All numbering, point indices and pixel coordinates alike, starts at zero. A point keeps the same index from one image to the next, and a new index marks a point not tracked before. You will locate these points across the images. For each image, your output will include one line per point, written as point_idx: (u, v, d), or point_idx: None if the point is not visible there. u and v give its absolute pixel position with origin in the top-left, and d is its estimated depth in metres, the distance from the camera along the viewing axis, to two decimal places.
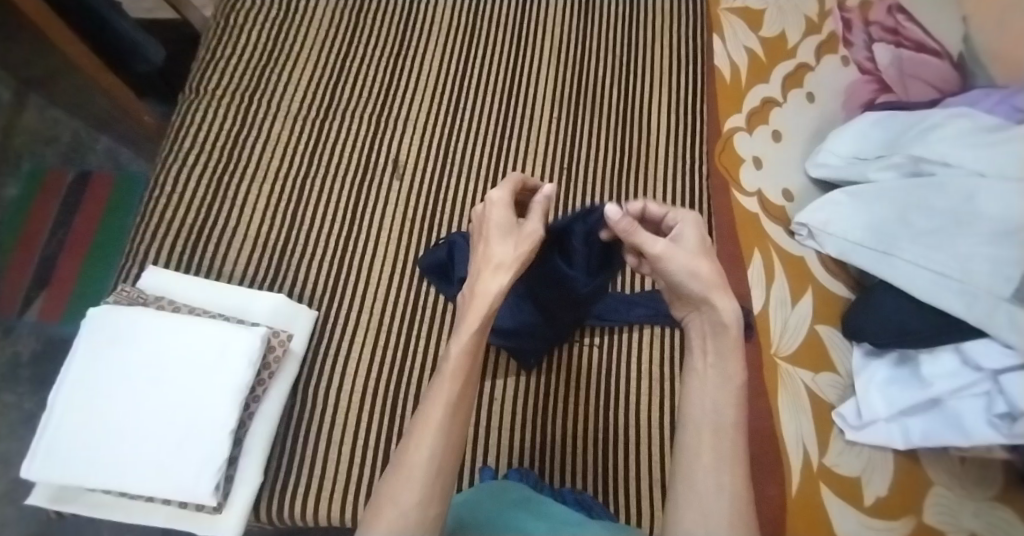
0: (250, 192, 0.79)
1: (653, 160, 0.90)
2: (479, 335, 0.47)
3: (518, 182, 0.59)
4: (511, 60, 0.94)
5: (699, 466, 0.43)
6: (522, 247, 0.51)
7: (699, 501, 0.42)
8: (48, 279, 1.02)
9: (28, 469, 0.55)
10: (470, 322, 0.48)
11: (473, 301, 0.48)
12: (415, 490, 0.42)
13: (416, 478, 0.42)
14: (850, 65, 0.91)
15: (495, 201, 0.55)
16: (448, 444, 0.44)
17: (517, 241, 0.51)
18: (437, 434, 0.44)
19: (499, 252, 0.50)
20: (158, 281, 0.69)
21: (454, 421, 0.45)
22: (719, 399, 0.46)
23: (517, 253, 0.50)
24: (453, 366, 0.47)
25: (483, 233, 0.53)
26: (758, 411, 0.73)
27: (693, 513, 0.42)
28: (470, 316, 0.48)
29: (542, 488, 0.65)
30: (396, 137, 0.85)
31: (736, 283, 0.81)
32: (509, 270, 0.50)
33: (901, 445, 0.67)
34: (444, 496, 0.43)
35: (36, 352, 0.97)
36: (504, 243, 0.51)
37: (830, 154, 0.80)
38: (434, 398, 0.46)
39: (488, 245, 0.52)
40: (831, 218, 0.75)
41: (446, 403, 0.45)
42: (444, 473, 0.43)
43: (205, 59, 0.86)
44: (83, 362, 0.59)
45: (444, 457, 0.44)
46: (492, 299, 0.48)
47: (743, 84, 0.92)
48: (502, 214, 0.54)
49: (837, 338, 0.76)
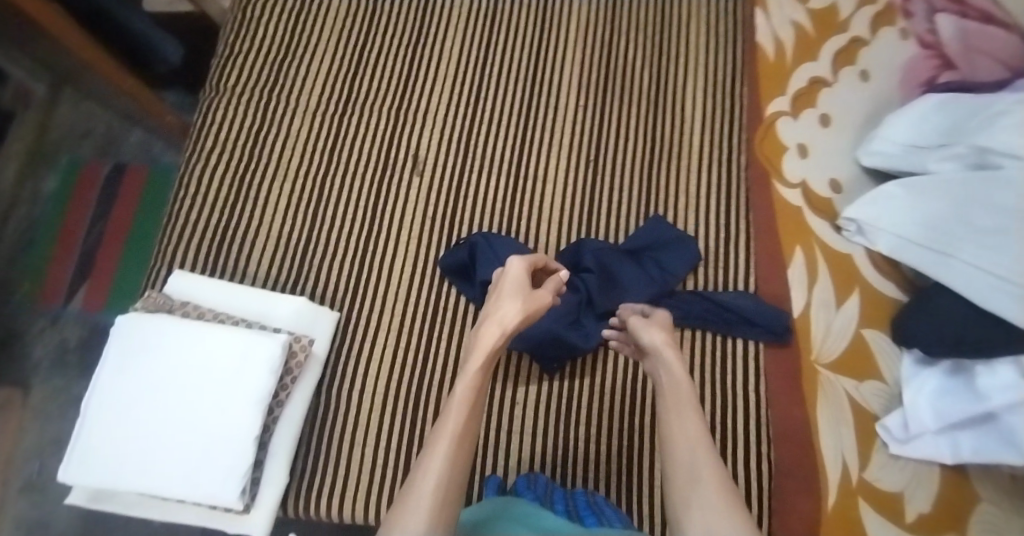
0: (271, 191, 0.78)
1: (690, 147, 0.83)
2: (482, 377, 0.49)
3: (543, 260, 0.63)
4: (534, 44, 0.88)
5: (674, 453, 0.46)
6: (530, 307, 0.54)
7: (685, 478, 0.43)
8: (91, 269, 1.05)
9: (66, 472, 0.57)
10: (475, 361, 0.50)
11: (476, 347, 0.51)
12: (422, 517, 0.38)
13: (425, 500, 0.40)
14: (909, 37, 0.84)
15: (513, 264, 0.58)
16: (454, 470, 0.43)
17: (524, 302, 0.54)
18: (441, 460, 0.43)
19: (506, 306, 0.53)
20: (184, 286, 0.69)
21: (459, 450, 0.44)
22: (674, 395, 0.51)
23: (523, 312, 0.53)
24: (458, 402, 0.47)
25: (496, 288, 0.57)
26: (794, 421, 0.70)
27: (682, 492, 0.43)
28: (475, 358, 0.50)
29: (551, 496, 0.60)
30: (416, 131, 0.82)
31: (773, 283, 0.76)
32: (513, 324, 0.52)
33: (950, 459, 0.65)
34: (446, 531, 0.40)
35: (83, 339, 1.01)
36: (513, 300, 0.54)
37: (885, 141, 0.76)
38: (440, 431, 0.46)
39: (499, 299, 0.55)
40: (884, 213, 0.72)
41: (452, 435, 0.45)
42: (449, 501, 0.41)
43: (223, 55, 0.85)
44: (111, 369, 0.60)
45: (448, 488, 0.41)
46: (494, 344, 0.51)
47: (788, 62, 0.86)
48: (516, 273, 0.57)
49: (886, 344, 0.73)
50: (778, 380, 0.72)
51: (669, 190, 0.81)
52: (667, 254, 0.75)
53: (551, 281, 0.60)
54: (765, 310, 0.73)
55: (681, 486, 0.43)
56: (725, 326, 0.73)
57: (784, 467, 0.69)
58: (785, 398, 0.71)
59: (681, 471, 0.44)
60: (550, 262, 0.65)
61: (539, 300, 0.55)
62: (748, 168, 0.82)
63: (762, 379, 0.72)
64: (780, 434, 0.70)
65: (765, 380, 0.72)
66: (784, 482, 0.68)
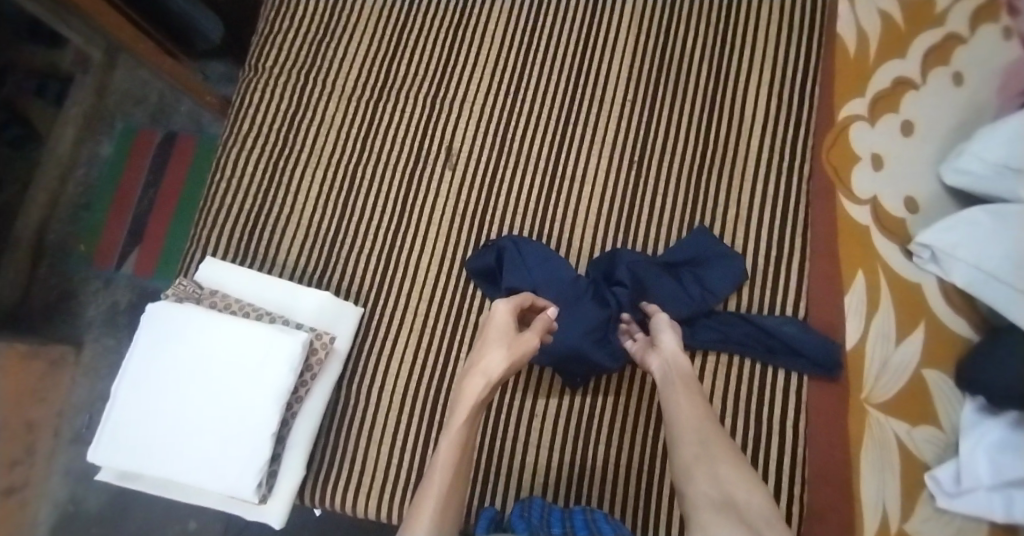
0: (303, 178, 0.77)
1: (748, 152, 0.75)
2: (466, 431, 0.51)
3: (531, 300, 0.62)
4: (584, 29, 0.82)
5: (687, 448, 0.49)
6: (514, 354, 0.54)
7: (702, 469, 0.47)
8: (141, 235, 1.09)
9: (96, 452, 0.59)
10: (460, 414, 0.51)
11: (460, 398, 0.52)
12: None
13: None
14: (1013, 37, 0.74)
15: (498, 311, 0.58)
16: (443, 525, 0.45)
17: (509, 349, 0.54)
18: (432, 512, 0.45)
19: (490, 357, 0.53)
20: (214, 273, 0.69)
21: (447, 503, 0.47)
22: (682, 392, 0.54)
23: (507, 363, 0.53)
24: (444, 458, 0.49)
25: (481, 335, 0.57)
26: (832, 462, 0.66)
27: (701, 480, 0.47)
28: (459, 411, 0.51)
29: (548, 517, 0.58)
30: (452, 121, 0.79)
31: (826, 310, 0.70)
32: (496, 377, 0.52)
33: (1001, 518, 0.59)
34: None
35: (132, 302, 1.06)
36: (498, 348, 0.54)
37: (974, 159, 0.66)
38: (428, 487, 0.48)
39: (483, 348, 0.55)
40: (964, 242, 0.64)
41: (437, 493, 0.47)
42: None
43: (263, 32, 0.83)
44: (140, 357, 0.61)
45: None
46: (478, 395, 0.52)
47: (871, 59, 0.77)
48: (501, 320, 0.57)
49: (946, 387, 0.67)
50: (820, 416, 0.67)
51: (720, 200, 0.74)
52: (710, 271, 0.69)
53: (541, 320, 0.60)
54: (812, 339, 0.67)
55: (698, 475, 0.47)
56: (767, 353, 0.67)
57: (815, 510, 0.64)
58: (825, 437, 0.66)
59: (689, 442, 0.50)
60: (539, 300, 0.64)
61: (523, 345, 0.55)
62: (811, 178, 0.73)
63: (803, 413, 0.67)
64: (815, 473, 0.65)
65: (803, 414, 0.66)
66: (813, 527, 0.64)
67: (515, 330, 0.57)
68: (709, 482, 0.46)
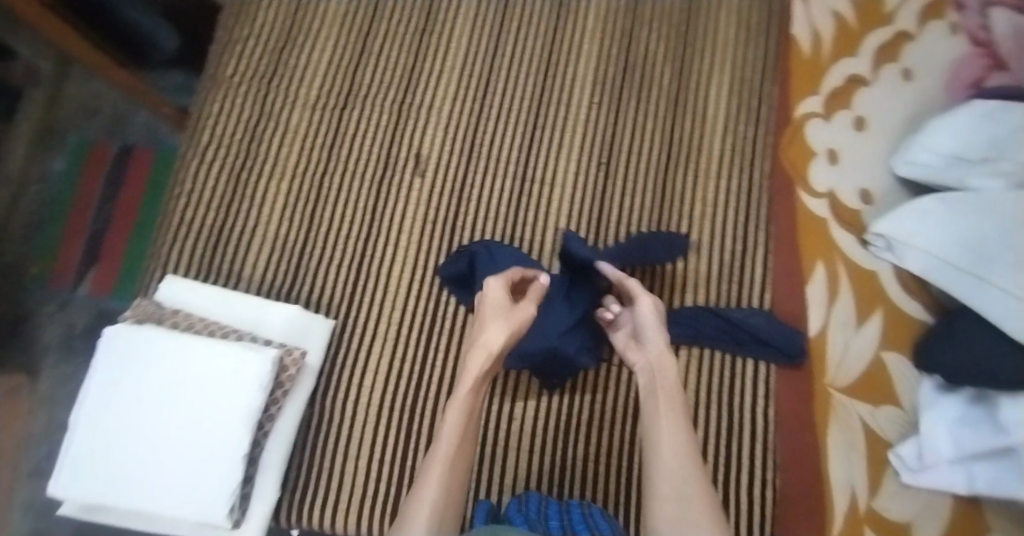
0: (268, 189, 0.75)
1: (712, 151, 0.77)
2: (472, 402, 0.50)
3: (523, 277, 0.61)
4: (549, 34, 0.83)
5: (664, 464, 0.49)
6: (515, 326, 0.53)
7: (671, 487, 0.47)
8: (98, 253, 1.05)
9: (56, 485, 0.56)
10: (465, 385, 0.50)
11: (464, 372, 0.51)
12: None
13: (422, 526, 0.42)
14: (959, 33, 0.78)
15: (492, 286, 0.57)
16: (449, 493, 0.45)
17: (507, 322, 0.53)
18: (437, 485, 0.45)
19: (489, 332, 0.53)
20: (175, 291, 0.66)
21: (453, 470, 0.46)
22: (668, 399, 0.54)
23: (508, 335, 0.52)
24: (449, 431, 0.48)
25: (478, 313, 0.57)
26: (801, 446, 0.69)
27: (668, 501, 0.47)
28: (465, 381, 0.51)
29: (544, 510, 0.57)
30: (420, 127, 0.78)
31: (789, 301, 0.72)
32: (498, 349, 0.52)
33: (963, 490, 0.62)
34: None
35: (90, 324, 1.02)
36: (498, 322, 0.53)
37: (924, 150, 0.70)
38: (430, 465, 0.46)
39: (483, 323, 0.55)
40: (917, 229, 0.67)
41: (441, 469, 0.46)
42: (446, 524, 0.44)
43: (222, 41, 0.81)
44: (100, 383, 0.58)
45: (442, 520, 0.43)
46: (482, 367, 0.51)
47: (824, 58, 0.79)
48: (496, 295, 0.56)
49: (905, 369, 0.70)
50: (788, 402, 0.70)
51: (687, 198, 0.76)
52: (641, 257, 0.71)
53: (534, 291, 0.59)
54: (779, 330, 0.70)
55: (667, 494, 0.47)
56: (735, 345, 0.70)
57: (787, 493, 0.67)
58: (793, 422, 0.69)
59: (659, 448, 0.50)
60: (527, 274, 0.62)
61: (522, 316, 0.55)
62: (772, 175, 0.76)
63: (770, 401, 0.70)
64: (785, 457, 0.68)
65: (773, 402, 0.70)
66: (787, 510, 0.66)
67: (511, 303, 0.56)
68: (675, 505, 0.46)
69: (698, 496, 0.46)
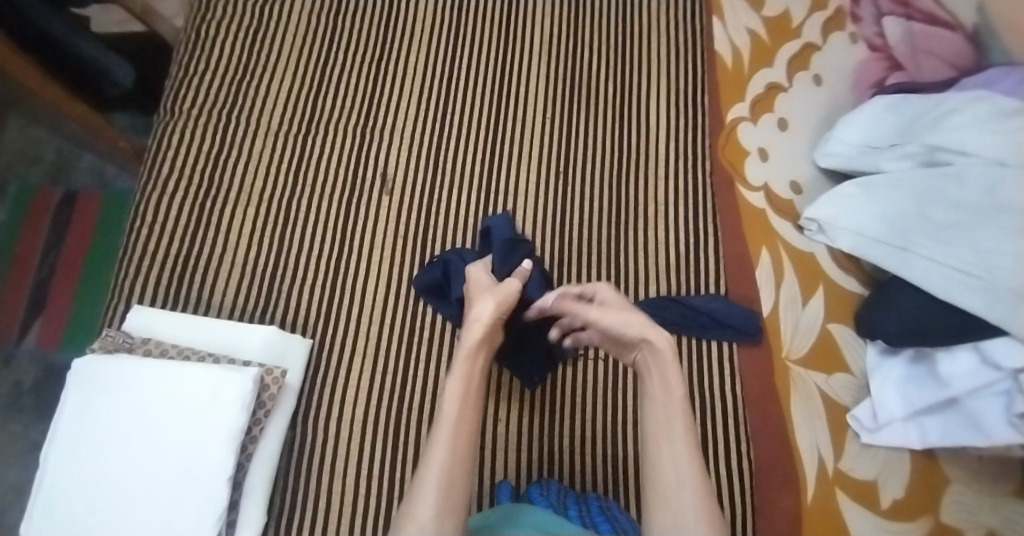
0: (236, 215, 0.76)
1: (656, 157, 0.85)
2: (472, 364, 0.52)
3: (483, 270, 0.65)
4: (500, 59, 0.89)
5: (666, 471, 0.49)
6: (501, 295, 0.58)
7: (669, 507, 0.48)
8: (43, 304, 1.00)
9: (26, 529, 0.53)
10: (463, 352, 0.53)
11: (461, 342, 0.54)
12: (428, 508, 0.43)
13: (432, 484, 0.44)
14: (858, 41, 0.89)
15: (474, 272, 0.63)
16: (459, 450, 0.46)
17: (494, 294, 0.58)
18: (445, 445, 0.46)
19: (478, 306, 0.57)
20: (144, 321, 0.65)
21: (461, 429, 0.48)
22: (670, 409, 0.52)
23: (496, 304, 0.56)
24: (452, 394, 0.50)
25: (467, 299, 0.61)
26: (770, 419, 0.72)
27: (666, 518, 0.47)
28: (464, 347, 0.53)
29: (565, 503, 0.60)
30: (384, 148, 0.82)
31: (742, 285, 0.78)
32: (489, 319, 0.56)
33: (919, 445, 0.69)
34: (457, 513, 0.44)
35: (40, 380, 0.97)
36: (485, 297, 0.58)
37: (839, 143, 0.79)
38: (437, 432, 0.48)
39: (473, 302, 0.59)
40: (842, 213, 0.74)
41: (448, 429, 0.47)
42: (457, 481, 0.45)
43: (178, 76, 0.82)
44: (72, 415, 0.56)
45: (451, 476, 0.45)
46: (480, 334, 0.54)
47: (745, 70, 0.89)
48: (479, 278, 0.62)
49: (850, 337, 0.76)
50: (753, 378, 0.74)
51: (638, 198, 0.82)
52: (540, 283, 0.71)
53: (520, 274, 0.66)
54: (738, 311, 0.75)
55: (665, 511, 0.48)
56: (700, 329, 0.75)
57: (763, 465, 0.70)
58: (759, 397, 0.73)
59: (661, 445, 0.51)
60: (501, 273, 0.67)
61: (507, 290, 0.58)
62: (713, 174, 0.84)
63: (735, 379, 0.74)
64: (758, 430, 0.72)
65: (739, 381, 0.74)
66: (765, 481, 0.70)
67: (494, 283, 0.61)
68: (672, 525, 0.47)
69: (697, 516, 0.46)
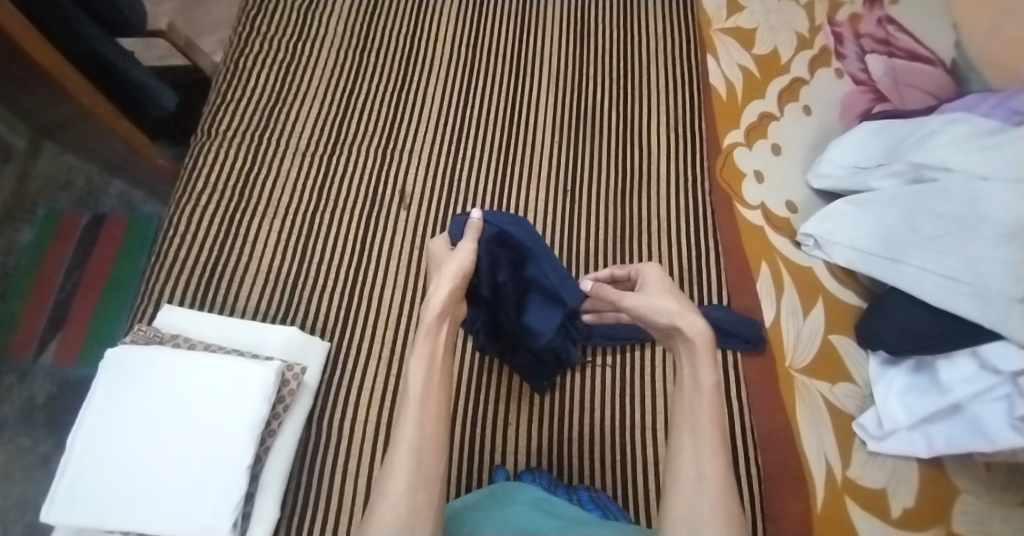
0: (261, 227, 0.80)
1: (657, 178, 0.90)
2: (432, 339, 0.53)
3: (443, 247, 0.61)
4: (510, 90, 0.97)
5: (687, 465, 0.48)
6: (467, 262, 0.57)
7: (686, 501, 0.47)
8: (63, 321, 1.03)
9: (48, 512, 0.55)
10: (425, 326, 0.53)
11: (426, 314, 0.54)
12: (402, 480, 0.45)
13: (400, 464, 0.46)
14: (844, 76, 0.94)
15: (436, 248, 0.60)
16: (426, 428, 0.48)
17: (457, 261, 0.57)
18: (412, 428, 0.48)
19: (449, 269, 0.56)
20: (174, 320, 0.70)
21: (427, 407, 0.49)
22: (695, 400, 0.51)
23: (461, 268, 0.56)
24: (418, 370, 0.51)
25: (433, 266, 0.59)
26: (774, 425, 0.73)
27: (681, 511, 0.46)
28: (427, 320, 0.54)
29: (555, 488, 0.63)
30: (403, 167, 0.87)
31: (744, 296, 0.81)
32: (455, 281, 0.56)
33: (925, 454, 0.66)
34: (432, 490, 0.46)
35: (52, 394, 0.98)
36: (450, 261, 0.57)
37: (831, 164, 0.81)
38: (410, 405, 0.50)
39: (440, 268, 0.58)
40: (837, 228, 0.76)
41: (416, 404, 0.49)
42: (428, 457, 0.47)
43: (215, 102, 0.89)
44: (101, 403, 0.60)
45: (422, 450, 0.47)
46: (443, 300, 0.54)
47: (739, 100, 0.94)
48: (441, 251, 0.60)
49: (853, 348, 0.75)
50: (758, 386, 0.76)
51: (639, 216, 0.87)
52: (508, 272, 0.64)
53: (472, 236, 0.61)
54: (739, 321, 0.77)
55: (682, 504, 0.47)
56: None
57: (770, 471, 0.71)
58: (763, 403, 0.75)
59: (684, 436, 0.50)
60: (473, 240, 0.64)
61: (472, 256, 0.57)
62: (712, 194, 0.89)
63: (741, 387, 0.77)
64: (765, 436, 0.73)
65: (744, 387, 0.77)
66: (774, 486, 0.70)
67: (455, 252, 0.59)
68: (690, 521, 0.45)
69: (713, 510, 0.45)
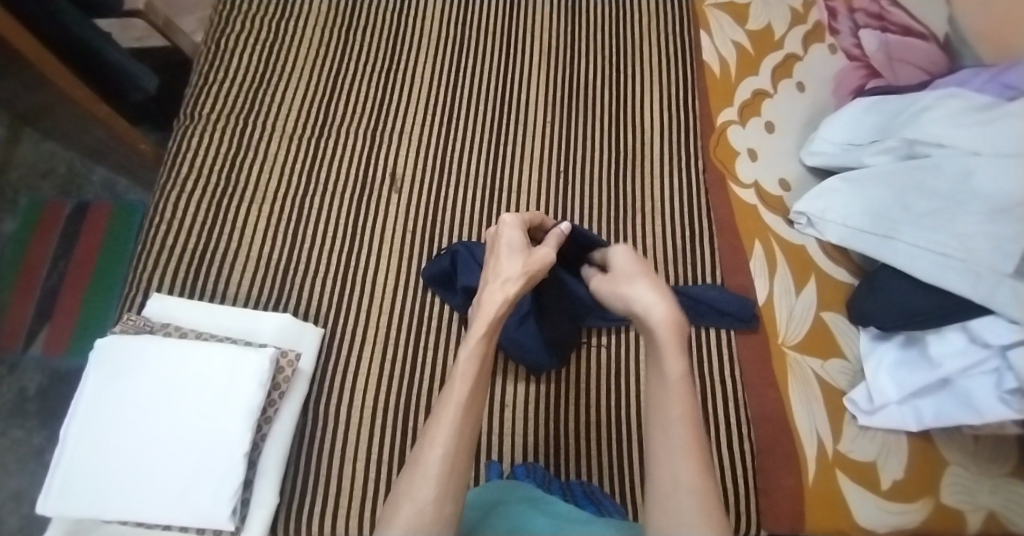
0: (250, 211, 0.79)
1: (649, 158, 0.90)
2: (489, 336, 0.50)
3: (537, 218, 0.64)
4: (501, 68, 0.95)
5: (665, 466, 0.45)
6: (532, 265, 0.54)
7: (668, 508, 0.43)
8: (49, 312, 1.01)
9: (42, 504, 0.55)
10: (479, 328, 0.50)
11: (479, 309, 0.51)
12: (431, 486, 0.42)
13: (432, 477, 0.43)
14: (837, 52, 0.92)
15: (507, 225, 0.58)
16: (465, 431, 0.45)
17: (525, 261, 0.54)
18: (450, 431, 0.45)
19: (507, 267, 0.54)
20: (163, 308, 0.69)
21: (468, 413, 0.46)
22: (665, 398, 0.48)
23: (524, 270, 0.54)
24: (464, 368, 0.48)
25: (493, 251, 0.57)
26: (767, 401, 0.73)
27: (664, 515, 0.43)
28: (479, 322, 0.51)
29: (550, 485, 0.64)
30: (393, 149, 0.86)
31: (737, 275, 0.81)
32: (515, 282, 0.53)
33: (915, 427, 0.67)
34: (457, 493, 0.44)
35: (43, 385, 0.97)
36: (514, 262, 0.55)
37: (824, 142, 0.80)
38: (446, 401, 0.47)
39: (497, 261, 0.56)
40: (829, 206, 0.75)
41: (458, 404, 0.46)
42: (459, 464, 0.44)
43: (198, 84, 0.87)
44: (92, 394, 0.59)
45: (455, 455, 0.44)
46: (499, 309, 0.51)
47: (733, 77, 0.92)
48: (512, 233, 0.58)
49: (843, 324, 0.75)
50: (751, 364, 0.77)
51: (632, 196, 0.87)
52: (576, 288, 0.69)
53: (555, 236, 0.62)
54: (734, 299, 0.77)
55: (663, 508, 0.43)
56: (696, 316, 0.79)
57: (764, 446, 0.72)
58: (757, 380, 0.75)
59: (661, 435, 0.46)
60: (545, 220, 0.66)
61: (540, 256, 0.55)
62: (706, 172, 0.88)
63: (734, 366, 0.78)
64: (758, 413, 0.74)
65: (737, 365, 0.78)
66: (766, 461, 0.71)
67: (526, 246, 0.57)
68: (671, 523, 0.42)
69: (693, 517, 0.42)
